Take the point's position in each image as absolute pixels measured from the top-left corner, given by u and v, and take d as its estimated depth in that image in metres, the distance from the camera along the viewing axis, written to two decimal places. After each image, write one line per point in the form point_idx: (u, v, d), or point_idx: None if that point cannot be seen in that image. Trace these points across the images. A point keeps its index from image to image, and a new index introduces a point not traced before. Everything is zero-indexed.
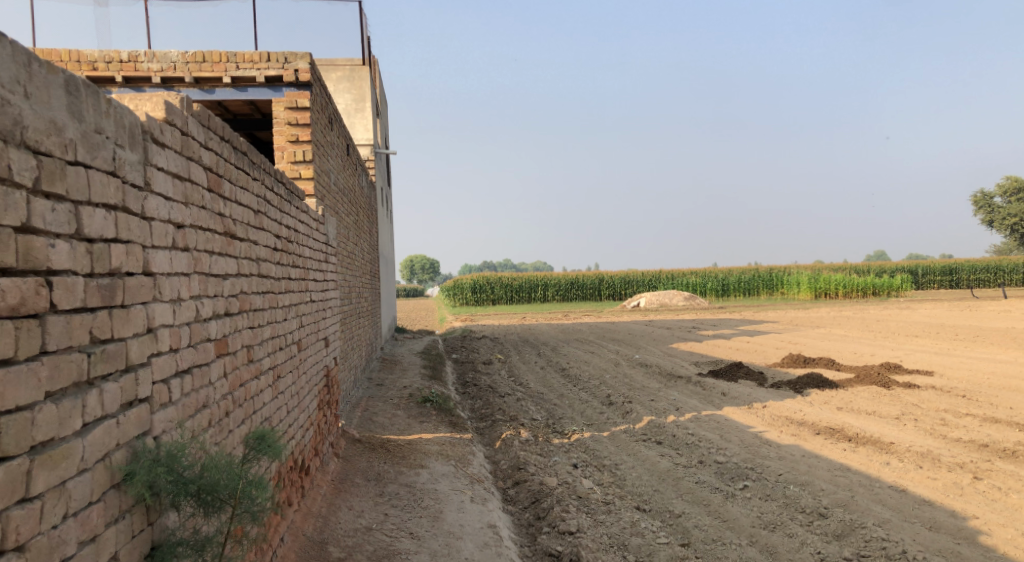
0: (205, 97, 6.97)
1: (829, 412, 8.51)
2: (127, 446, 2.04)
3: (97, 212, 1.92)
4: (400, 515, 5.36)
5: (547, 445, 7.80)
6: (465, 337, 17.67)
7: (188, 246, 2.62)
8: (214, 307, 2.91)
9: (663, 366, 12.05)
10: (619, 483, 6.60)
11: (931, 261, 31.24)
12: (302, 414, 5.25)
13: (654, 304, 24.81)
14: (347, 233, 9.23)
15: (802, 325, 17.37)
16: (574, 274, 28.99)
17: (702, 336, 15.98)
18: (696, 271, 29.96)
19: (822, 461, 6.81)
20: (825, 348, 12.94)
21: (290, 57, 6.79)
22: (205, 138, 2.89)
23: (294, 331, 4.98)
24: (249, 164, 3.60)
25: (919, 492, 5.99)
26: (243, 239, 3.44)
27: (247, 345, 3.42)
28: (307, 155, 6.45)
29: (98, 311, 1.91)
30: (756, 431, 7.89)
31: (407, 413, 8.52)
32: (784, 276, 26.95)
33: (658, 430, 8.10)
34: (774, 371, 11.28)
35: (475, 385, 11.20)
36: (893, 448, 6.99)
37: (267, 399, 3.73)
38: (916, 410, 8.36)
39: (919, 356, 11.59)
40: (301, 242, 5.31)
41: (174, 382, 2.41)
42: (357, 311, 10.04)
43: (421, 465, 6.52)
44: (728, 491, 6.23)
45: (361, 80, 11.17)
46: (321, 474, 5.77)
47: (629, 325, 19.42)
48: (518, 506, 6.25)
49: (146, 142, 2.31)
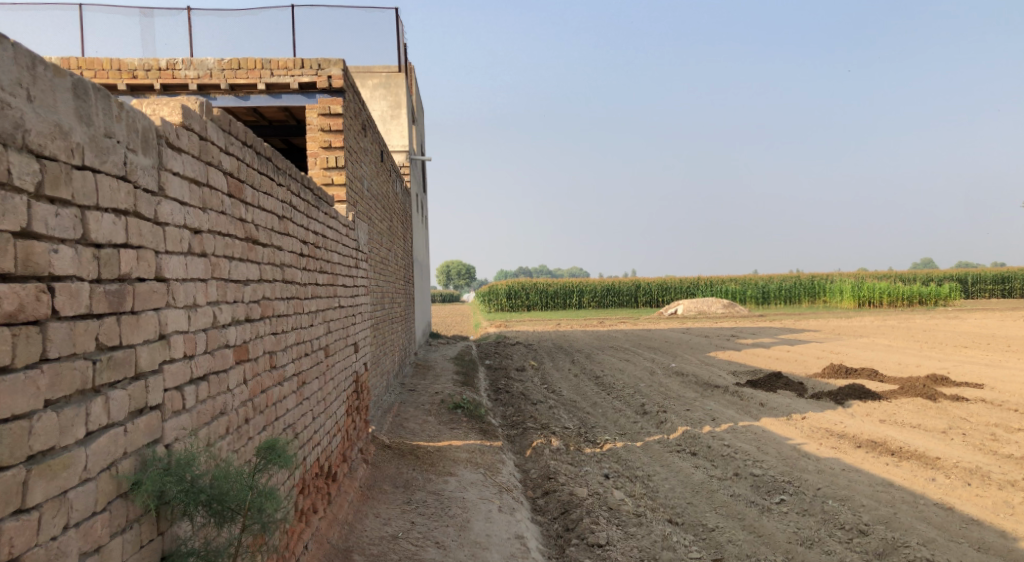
0: (240, 104, 7.03)
1: (871, 425, 8.24)
2: (136, 455, 2.03)
3: (104, 217, 1.92)
4: (426, 523, 5.30)
5: (578, 454, 7.68)
6: (499, 343, 17.61)
7: (206, 252, 2.60)
8: (234, 313, 2.89)
9: (699, 375, 11.82)
10: (651, 494, 6.45)
11: (980, 269, 30.24)
12: (329, 420, 5.22)
13: (691, 312, 24.47)
14: (381, 238, 9.25)
15: (843, 334, 16.95)
16: (610, 281, 28.78)
17: (740, 345, 15.67)
18: (735, 278, 29.50)
19: (863, 475, 6.57)
20: (867, 359, 12.58)
21: (324, 64, 6.80)
22: (225, 143, 2.87)
23: (322, 337, 4.96)
24: (273, 169, 3.59)
25: (966, 510, 5.73)
26: (266, 245, 3.42)
27: (269, 352, 3.39)
28: (339, 161, 6.46)
29: (105, 317, 1.92)
30: (794, 443, 7.67)
31: (438, 419, 8.47)
32: (825, 284, 26.37)
33: (693, 440, 7.92)
34: (814, 382, 10.98)
35: (507, 391, 11.13)
36: (939, 463, 6.72)
37: (290, 405, 3.70)
38: (964, 424, 8.04)
39: (967, 368, 11.17)
40: (329, 247, 5.31)
41: (188, 389, 2.38)
42: (390, 317, 10.05)
43: (450, 473, 6.46)
44: (764, 505, 6.04)
45: (397, 87, 11.20)
46: (349, 480, 5.74)
47: (665, 332, 19.18)
48: (547, 517, 6.15)
49: (160, 146, 2.29)
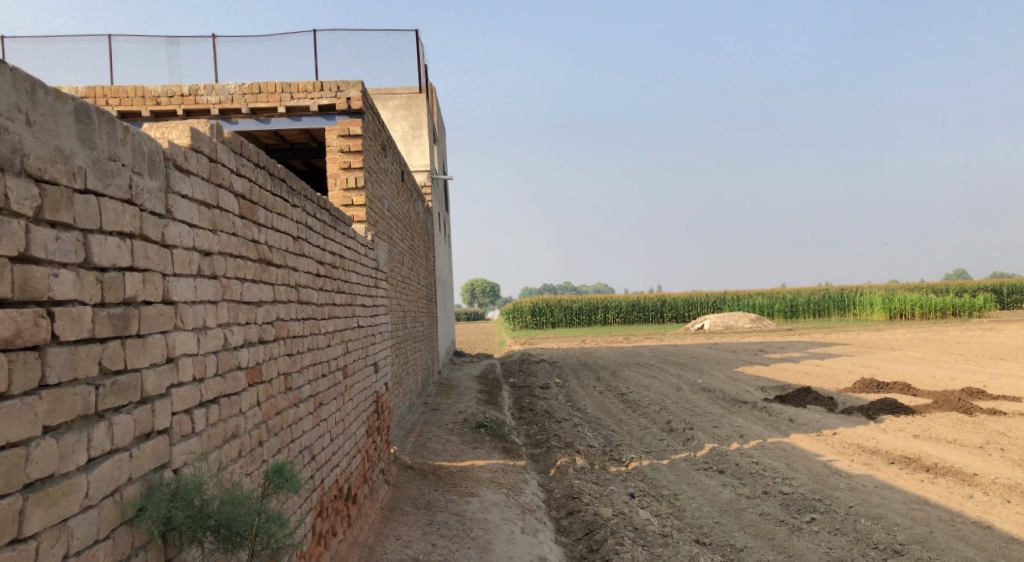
0: (261, 128, 7.10)
1: (905, 440, 8.02)
2: (142, 480, 2.03)
3: (108, 240, 1.95)
4: (448, 546, 5.23)
5: (603, 473, 7.57)
6: (523, 361, 17.52)
7: (216, 274, 2.59)
8: (246, 334, 2.87)
9: (726, 391, 11.63)
10: (678, 514, 6.32)
11: (1016, 279, 29.54)
12: (348, 441, 5.19)
13: (718, 326, 24.17)
14: (402, 258, 9.27)
15: (874, 348, 16.60)
16: (635, 297, 28.57)
17: (769, 360, 15.40)
18: (762, 292, 29.14)
19: (897, 492, 6.38)
20: (900, 373, 12.29)
21: (343, 86, 6.86)
22: (236, 165, 2.88)
23: (340, 357, 4.95)
24: (287, 191, 3.60)
25: (1005, 529, 5.52)
26: (280, 266, 3.41)
27: (284, 373, 3.37)
28: (359, 181, 6.49)
29: (109, 341, 1.94)
30: (825, 460, 7.47)
31: (461, 438, 8.41)
32: (855, 297, 25.93)
33: (720, 458, 7.76)
34: (844, 397, 10.73)
35: (531, 410, 11.03)
36: (976, 480, 6.50)
37: (306, 427, 3.67)
38: (1002, 438, 7.80)
39: (1004, 380, 10.86)
40: (347, 267, 5.30)
41: (198, 412, 2.36)
42: (412, 336, 10.03)
43: (472, 493, 6.38)
44: (794, 524, 5.88)
45: (418, 108, 11.27)
46: (370, 502, 5.70)
47: (692, 348, 18.95)
48: (571, 538, 6.05)
49: (167, 169, 2.28)
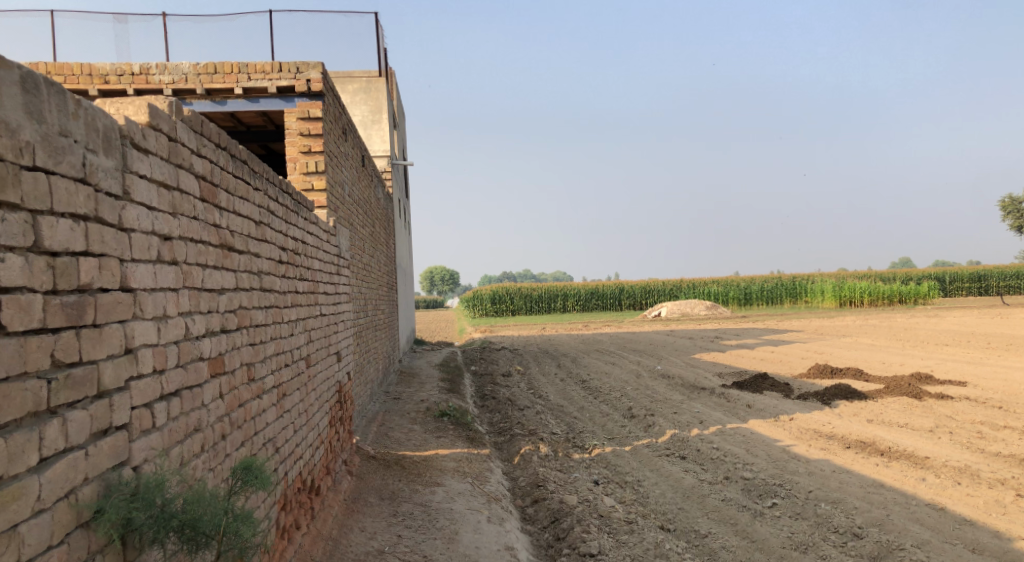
0: (217, 109, 6.85)
1: (859, 425, 8.19)
2: (99, 480, 1.90)
3: (59, 222, 1.81)
4: (414, 537, 5.14)
5: (566, 460, 7.56)
6: (484, 348, 17.44)
7: (176, 259, 2.45)
8: (208, 323, 2.73)
9: (685, 377, 11.75)
10: (641, 500, 6.34)
11: (957, 267, 30.59)
12: (311, 432, 5.06)
13: (674, 313, 24.44)
14: (362, 244, 9.09)
15: (826, 334, 16.96)
16: (593, 285, 28.72)
17: (725, 346, 15.61)
18: (717, 280, 29.58)
19: (854, 476, 6.51)
20: (851, 358, 12.57)
21: (302, 67, 6.65)
22: (196, 145, 2.72)
23: (302, 346, 4.81)
24: (249, 173, 3.44)
25: (958, 510, 5.67)
26: (242, 252, 3.26)
27: (247, 364, 3.23)
28: (320, 165, 6.31)
29: (62, 331, 1.80)
30: (783, 445, 7.58)
31: (423, 428, 8.31)
32: (806, 284, 26.49)
33: (681, 444, 7.82)
34: (800, 383, 10.92)
35: (493, 397, 10.97)
36: (929, 463, 6.67)
37: (270, 418, 3.54)
38: (951, 422, 8.01)
39: (951, 366, 11.18)
40: (309, 254, 5.15)
41: (159, 406, 2.23)
42: (373, 324, 9.86)
43: (436, 483, 6.30)
44: (756, 509, 5.94)
45: (378, 92, 11.06)
46: (333, 493, 5.58)
47: (650, 335, 19.11)
48: (537, 526, 6.02)
49: (124, 147, 2.14)
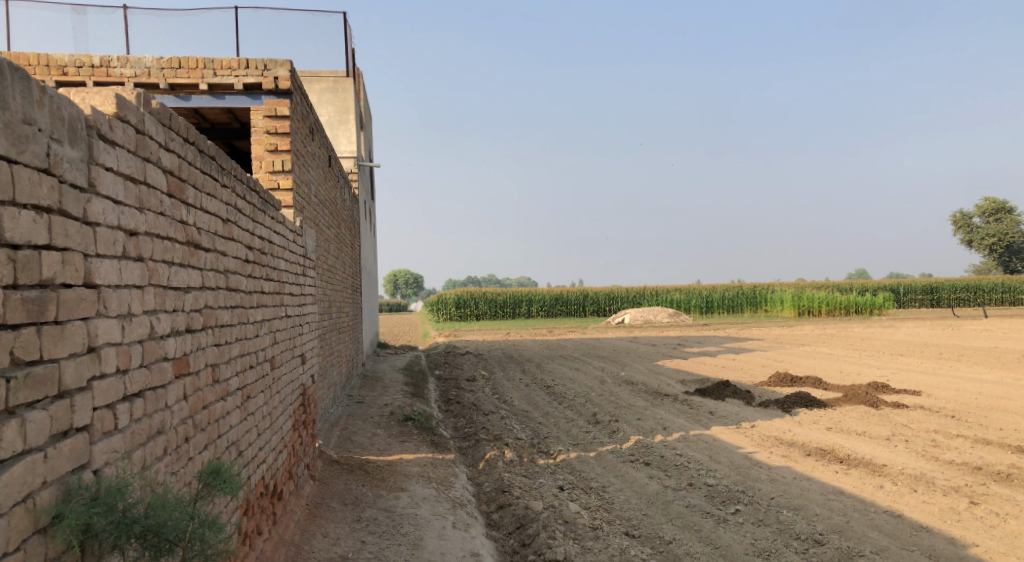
0: (180, 105, 6.70)
1: (818, 432, 8.32)
2: (58, 483, 1.82)
3: (22, 213, 1.73)
4: (378, 543, 5.06)
5: (531, 466, 7.54)
6: (449, 353, 17.34)
7: (142, 256, 2.36)
8: (173, 322, 2.65)
9: (649, 384, 11.83)
10: (607, 506, 6.35)
11: (911, 279, 31.42)
12: (275, 436, 4.95)
13: (638, 320, 24.63)
14: (328, 246, 8.98)
15: (786, 343, 17.26)
16: (558, 290, 28.80)
17: (687, 354, 15.77)
18: (680, 287, 29.91)
19: (814, 483, 6.60)
20: (810, 367, 12.79)
21: (270, 64, 6.53)
22: (164, 139, 2.64)
23: (267, 348, 4.71)
24: (217, 170, 3.35)
25: (915, 517, 5.78)
26: (208, 250, 3.17)
27: (211, 365, 3.14)
28: (286, 164, 6.22)
29: (22, 328, 1.72)
30: (745, 452, 7.67)
31: (387, 432, 8.21)
32: (766, 294, 26.95)
33: (645, 450, 7.86)
34: (761, 390, 11.07)
35: (458, 402, 10.89)
36: (886, 470, 6.80)
37: (234, 421, 3.44)
38: (906, 430, 8.19)
39: (906, 375, 11.45)
40: (275, 254, 5.05)
41: (122, 407, 2.15)
42: (337, 327, 9.72)
43: (401, 489, 6.22)
44: (719, 515, 5.99)
45: (345, 92, 10.94)
46: (295, 498, 5.47)
47: (614, 341, 19.21)
48: (502, 532, 5.98)
49: (90, 138, 2.06)
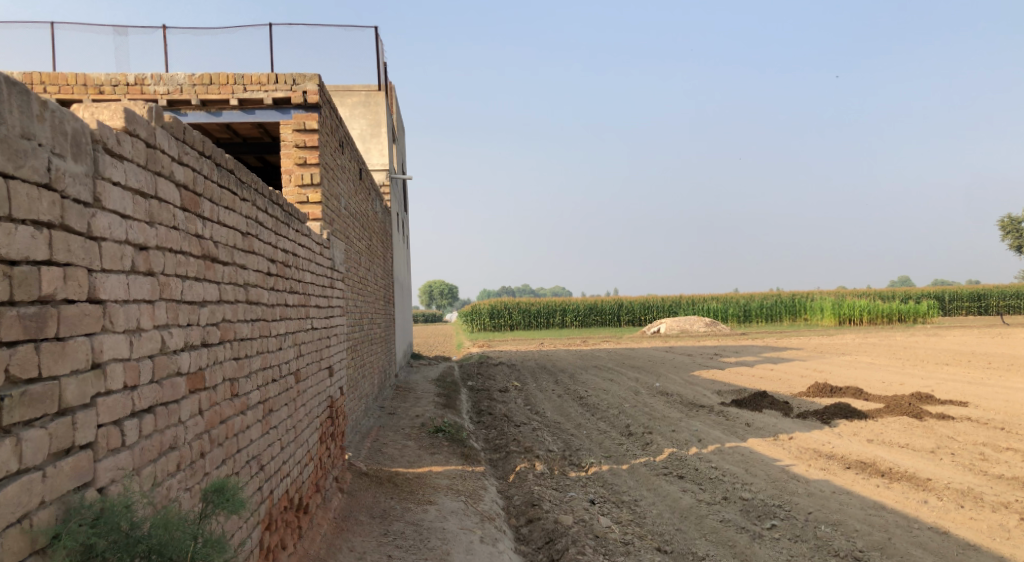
0: (212, 120, 6.77)
1: (859, 444, 8.06)
2: (58, 502, 1.82)
3: (19, 229, 1.73)
4: (404, 557, 5.00)
5: (562, 478, 7.43)
6: (482, 363, 17.30)
7: (153, 270, 2.35)
8: (187, 337, 2.63)
9: (684, 394, 11.62)
10: (638, 521, 6.20)
11: (957, 286, 30.49)
12: (300, 448, 4.93)
13: (674, 330, 24.31)
14: (359, 258, 9.00)
15: (826, 352, 16.83)
16: (592, 300, 28.58)
17: (724, 364, 15.48)
18: (716, 296, 29.47)
19: (854, 498, 6.37)
20: (851, 377, 12.45)
21: (298, 79, 6.57)
22: (177, 153, 2.64)
23: (292, 361, 4.70)
24: (235, 183, 3.35)
25: (961, 534, 5.54)
26: (226, 264, 3.16)
27: (229, 379, 3.12)
28: (315, 177, 6.23)
29: (19, 344, 1.73)
30: (782, 465, 7.45)
31: (418, 444, 8.17)
32: (806, 302, 26.39)
33: (679, 463, 7.69)
34: (799, 401, 10.79)
35: (489, 413, 10.82)
36: (930, 485, 6.54)
37: (254, 435, 3.42)
38: (952, 443, 7.89)
39: (952, 385, 11.06)
40: (301, 266, 5.04)
41: (129, 423, 2.13)
42: (369, 338, 9.74)
43: (429, 501, 6.16)
44: (755, 531, 5.81)
45: (377, 106, 11.00)
46: (323, 511, 5.44)
47: (649, 351, 18.95)
48: (531, 547, 5.88)
49: (96, 152, 2.05)
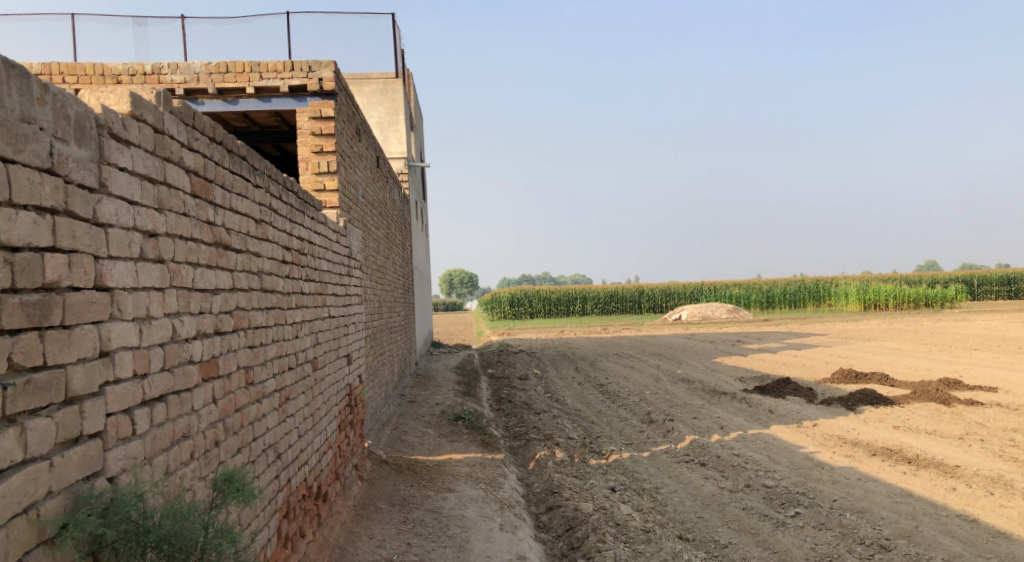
0: (229, 109, 6.75)
1: (885, 431, 7.93)
2: (66, 493, 1.82)
3: (21, 214, 1.74)
4: (424, 545, 4.99)
5: (583, 466, 7.39)
6: (503, 352, 17.27)
7: (162, 258, 2.32)
8: (200, 325, 2.60)
9: (706, 381, 11.51)
10: (660, 508, 6.14)
11: (985, 271, 29.95)
12: (318, 437, 4.92)
13: (695, 317, 24.12)
14: (377, 246, 8.98)
15: (850, 338, 16.60)
16: (613, 287, 28.43)
17: (746, 350, 15.32)
18: (738, 283, 29.19)
19: (880, 485, 6.26)
20: (876, 363, 12.26)
21: (314, 65, 6.52)
22: (187, 138, 2.60)
23: (308, 349, 4.67)
24: (248, 169, 3.31)
25: (991, 522, 5.41)
26: (240, 251, 3.13)
27: (245, 367, 3.10)
28: (332, 165, 6.20)
29: (22, 333, 1.73)
30: (807, 452, 7.34)
31: (438, 432, 8.15)
32: (830, 288, 26.06)
33: (701, 450, 7.61)
34: (823, 388, 10.63)
35: (509, 401, 10.80)
36: (959, 472, 6.41)
37: (271, 423, 3.41)
38: (981, 429, 7.73)
39: (980, 371, 10.85)
40: (317, 255, 5.02)
41: (140, 412, 2.11)
42: (388, 326, 9.74)
43: (449, 489, 6.14)
44: (778, 518, 5.73)
45: (395, 93, 10.93)
46: (343, 499, 5.45)
47: (670, 339, 18.81)
48: (551, 534, 5.85)
49: (101, 137, 2.03)
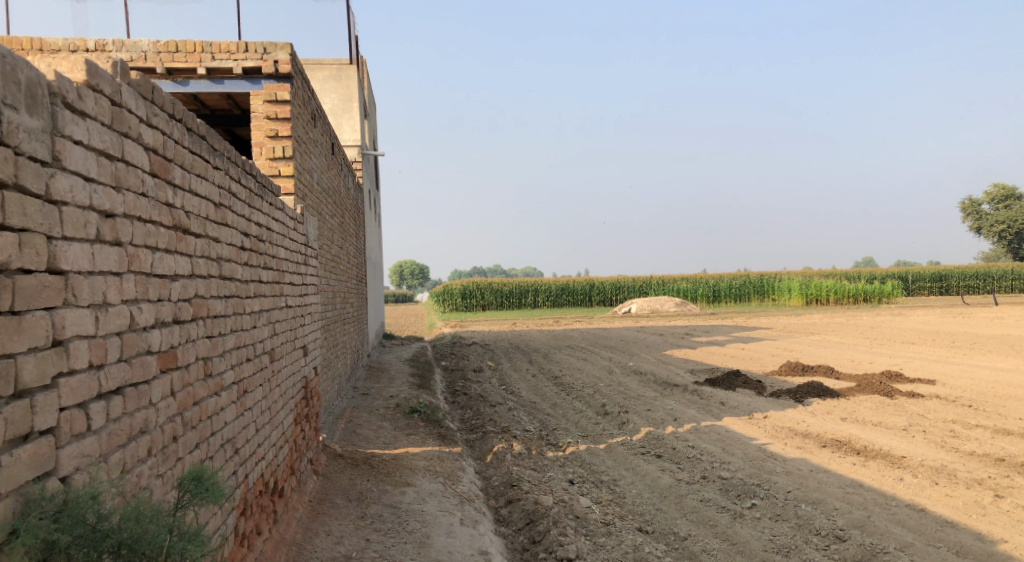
0: (178, 89, 6.45)
1: (833, 423, 8.09)
2: (15, 494, 1.67)
3: None
4: (384, 541, 4.86)
5: (540, 458, 7.34)
6: (455, 344, 17.14)
7: (119, 240, 2.14)
8: (159, 313, 2.43)
9: (658, 374, 11.59)
10: (618, 500, 6.14)
11: (919, 268, 31.08)
12: (274, 431, 4.73)
13: (645, 310, 24.37)
14: (332, 235, 8.73)
15: (795, 331, 16.98)
16: (564, 280, 28.52)
17: (696, 343, 15.51)
18: (686, 276, 29.61)
19: (832, 476, 6.38)
20: (821, 356, 12.54)
21: (270, 47, 6.28)
22: (146, 113, 2.42)
23: (265, 341, 4.47)
24: (208, 150, 3.13)
25: (938, 511, 5.56)
26: (199, 236, 2.96)
27: (203, 358, 2.93)
28: (287, 151, 5.98)
29: None
30: (759, 443, 7.44)
31: (393, 425, 7.99)
32: (774, 282, 26.64)
33: (657, 442, 7.64)
34: (772, 380, 10.81)
35: (464, 394, 10.68)
36: (905, 462, 6.57)
37: (229, 417, 3.24)
38: (924, 420, 7.95)
39: (919, 363, 11.18)
40: (275, 242, 4.82)
41: (96, 407, 1.95)
42: (342, 318, 9.51)
43: (407, 483, 6.01)
44: (735, 510, 5.77)
45: (348, 80, 10.68)
46: (298, 494, 5.28)
47: (621, 331, 18.94)
48: (511, 528, 5.77)
49: (54, 106, 1.86)
